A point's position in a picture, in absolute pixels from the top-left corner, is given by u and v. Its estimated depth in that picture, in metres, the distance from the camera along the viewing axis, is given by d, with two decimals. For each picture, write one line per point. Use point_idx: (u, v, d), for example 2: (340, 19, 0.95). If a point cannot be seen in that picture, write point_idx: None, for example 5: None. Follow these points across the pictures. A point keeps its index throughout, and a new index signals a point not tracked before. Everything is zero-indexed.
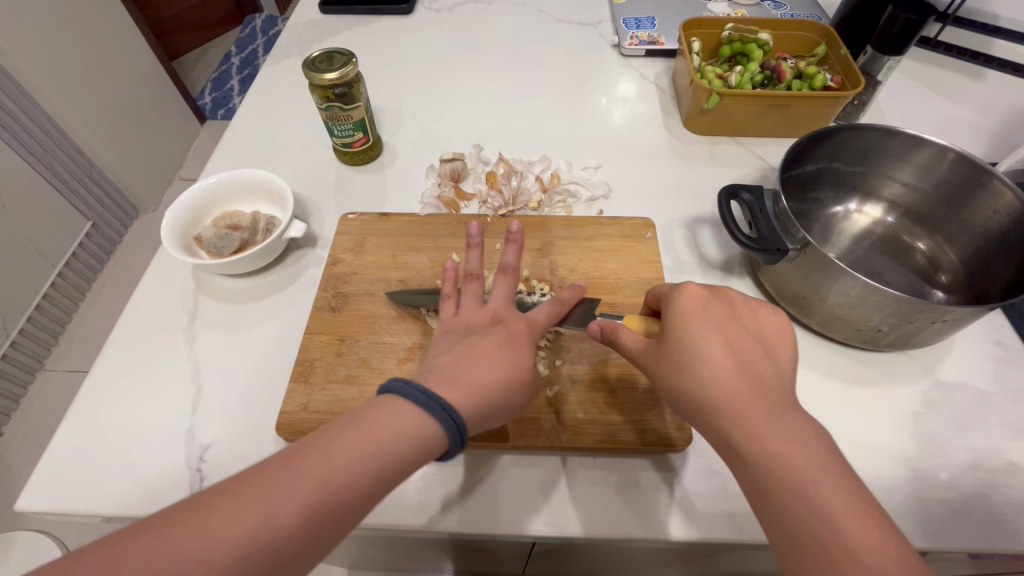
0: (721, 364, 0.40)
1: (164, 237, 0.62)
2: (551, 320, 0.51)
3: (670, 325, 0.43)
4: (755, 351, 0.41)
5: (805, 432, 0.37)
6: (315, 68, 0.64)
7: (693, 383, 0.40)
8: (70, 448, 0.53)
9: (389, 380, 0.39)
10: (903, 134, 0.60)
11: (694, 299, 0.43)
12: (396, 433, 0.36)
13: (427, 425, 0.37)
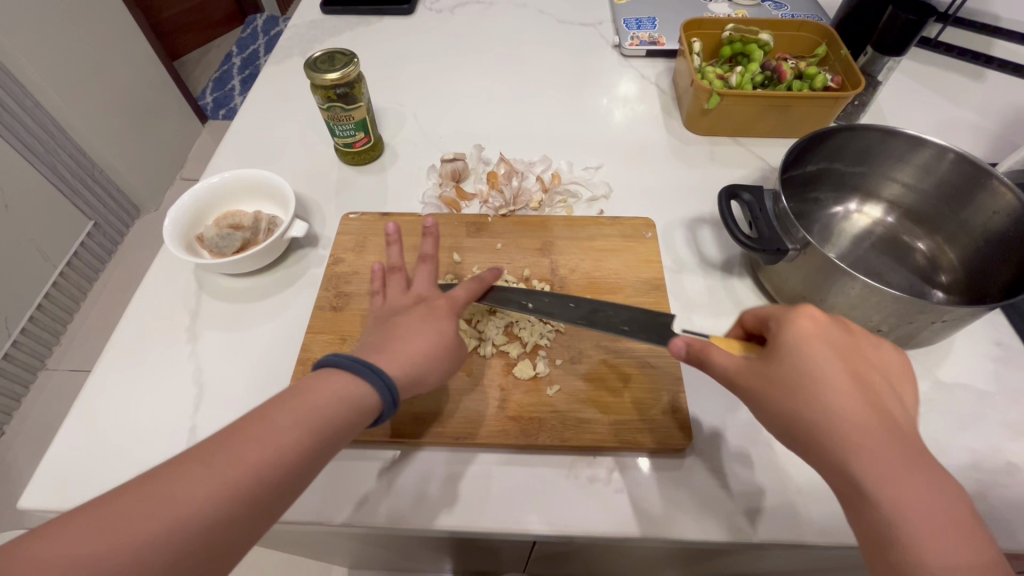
0: (852, 400, 0.35)
1: (167, 237, 0.62)
2: (471, 298, 0.54)
3: (790, 347, 0.37)
4: (885, 388, 0.36)
5: (939, 483, 0.33)
6: (316, 68, 0.64)
7: (812, 417, 0.35)
8: (73, 446, 0.53)
9: (326, 357, 0.42)
10: (904, 134, 0.61)
11: (813, 323, 0.38)
12: (335, 400, 0.39)
13: (360, 385, 0.40)
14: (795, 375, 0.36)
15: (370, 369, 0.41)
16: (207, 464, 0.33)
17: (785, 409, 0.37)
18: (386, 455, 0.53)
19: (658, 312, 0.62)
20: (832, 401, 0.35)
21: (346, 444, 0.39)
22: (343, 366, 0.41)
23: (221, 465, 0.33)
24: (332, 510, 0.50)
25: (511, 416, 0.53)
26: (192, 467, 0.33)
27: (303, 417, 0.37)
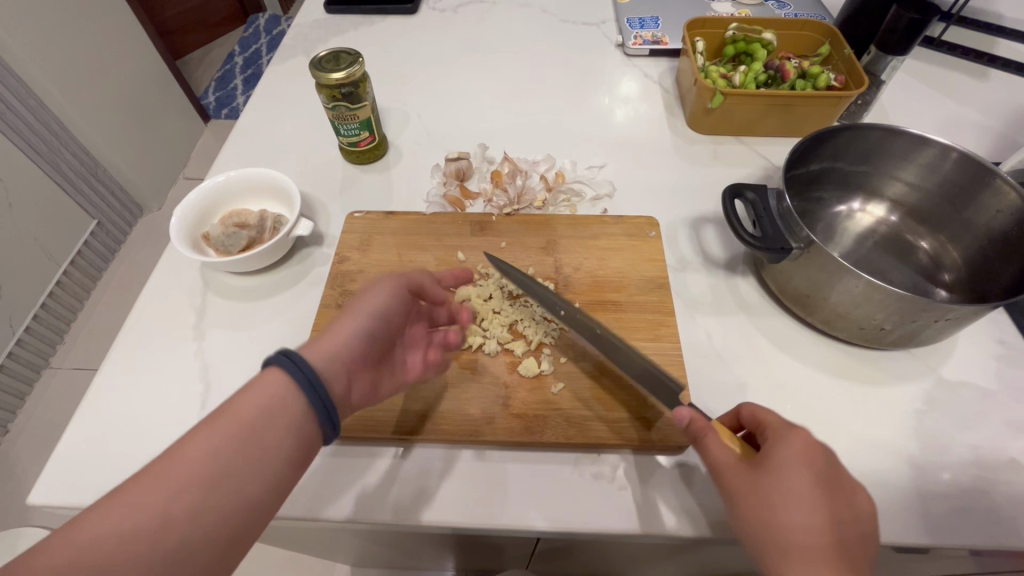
0: (803, 524, 0.36)
1: (174, 235, 0.63)
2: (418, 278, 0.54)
3: (769, 462, 0.39)
4: (848, 524, 0.36)
5: None
6: (321, 68, 0.64)
7: (768, 537, 0.37)
8: (80, 441, 0.54)
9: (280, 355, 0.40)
10: (907, 133, 0.61)
11: (806, 451, 0.38)
12: (269, 399, 0.38)
13: (286, 381, 0.39)
14: (766, 497, 0.37)
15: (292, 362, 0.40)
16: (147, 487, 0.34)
17: (750, 525, 0.38)
18: (390, 452, 0.53)
19: (662, 310, 0.62)
20: (795, 535, 0.36)
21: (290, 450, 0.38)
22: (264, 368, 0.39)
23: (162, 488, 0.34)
24: (336, 506, 0.50)
25: (516, 414, 0.54)
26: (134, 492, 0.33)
27: (235, 427, 0.37)
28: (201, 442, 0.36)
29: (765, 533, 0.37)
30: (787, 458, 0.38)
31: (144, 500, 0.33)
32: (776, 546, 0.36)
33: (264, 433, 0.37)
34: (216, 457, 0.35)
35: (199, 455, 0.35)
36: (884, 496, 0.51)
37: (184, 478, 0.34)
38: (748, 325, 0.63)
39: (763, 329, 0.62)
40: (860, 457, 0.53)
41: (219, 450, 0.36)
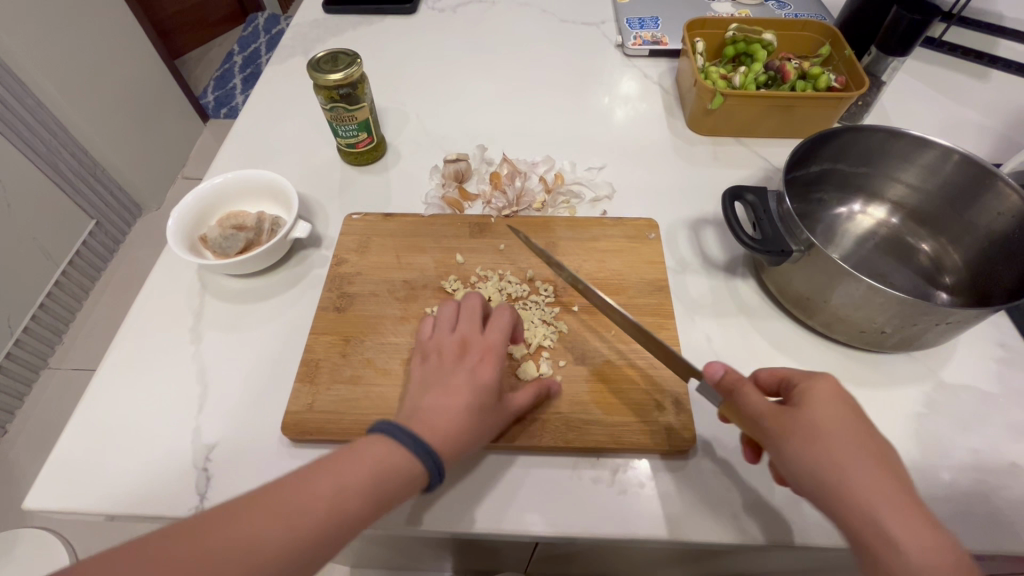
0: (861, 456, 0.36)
1: (172, 238, 0.62)
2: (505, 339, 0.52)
3: (808, 406, 0.39)
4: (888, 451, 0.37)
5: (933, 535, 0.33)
6: (319, 69, 0.64)
7: (832, 472, 0.36)
8: (78, 444, 0.54)
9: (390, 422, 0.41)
10: (909, 135, 0.61)
11: (835, 391, 0.39)
12: (392, 480, 0.39)
13: (414, 464, 0.40)
14: (818, 434, 0.37)
15: (423, 451, 0.41)
16: (261, 521, 0.34)
17: (808, 467, 0.37)
18: None
19: (662, 312, 0.61)
20: (857, 467, 0.35)
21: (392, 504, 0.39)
22: (391, 433, 0.41)
23: (274, 527, 0.34)
24: None
25: (514, 418, 0.53)
26: (249, 515, 0.34)
27: (353, 495, 0.37)
28: (325, 492, 0.36)
29: (825, 471, 0.36)
30: (826, 399, 0.39)
31: (255, 531, 0.33)
32: (840, 480, 0.35)
33: (371, 514, 0.38)
34: (326, 519, 0.36)
35: (317, 509, 0.36)
36: None
37: (297, 529, 0.34)
38: (748, 327, 0.62)
39: (763, 331, 0.62)
40: None
41: (330, 512, 0.36)
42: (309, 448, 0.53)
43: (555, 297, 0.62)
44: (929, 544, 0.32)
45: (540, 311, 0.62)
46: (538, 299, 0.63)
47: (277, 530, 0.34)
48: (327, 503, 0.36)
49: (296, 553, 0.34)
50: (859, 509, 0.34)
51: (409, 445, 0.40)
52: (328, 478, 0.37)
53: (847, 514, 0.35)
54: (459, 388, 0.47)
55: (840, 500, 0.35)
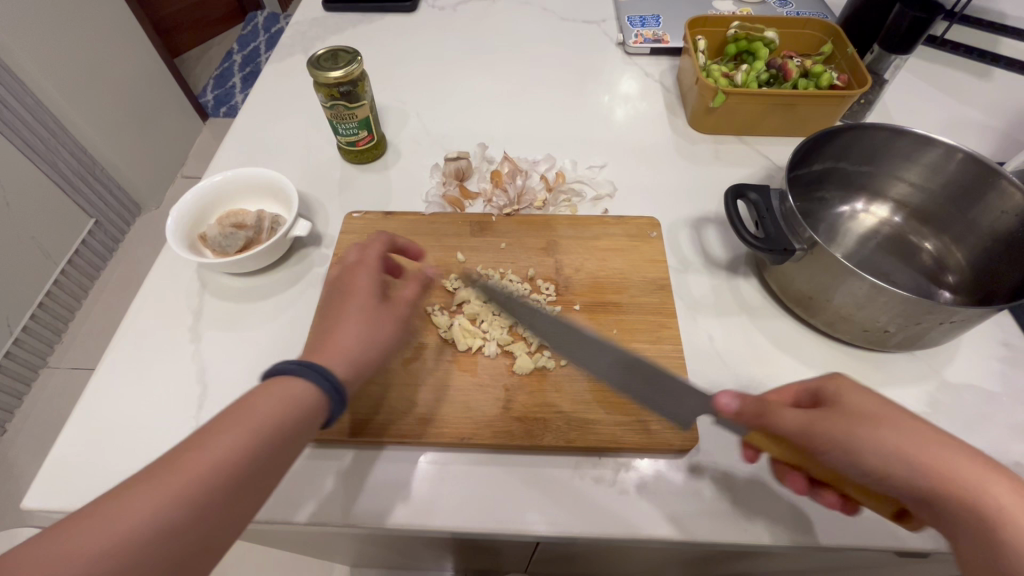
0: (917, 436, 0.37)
1: (171, 236, 0.62)
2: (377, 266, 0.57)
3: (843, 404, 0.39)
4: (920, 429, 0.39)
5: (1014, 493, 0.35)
6: (319, 66, 0.63)
7: (909, 459, 0.36)
8: (77, 444, 0.53)
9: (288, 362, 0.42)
10: (912, 133, 0.60)
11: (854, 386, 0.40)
12: (279, 412, 0.39)
13: (299, 384, 0.41)
14: (865, 422, 0.37)
15: (303, 366, 0.42)
16: (136, 493, 0.32)
17: (878, 462, 0.37)
18: (389, 454, 0.53)
19: (664, 311, 0.61)
20: (914, 441, 0.36)
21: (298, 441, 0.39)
22: (272, 370, 0.41)
23: (150, 492, 0.32)
24: (333, 510, 0.49)
25: (516, 417, 0.53)
26: (124, 492, 0.32)
27: (236, 439, 0.37)
28: (219, 444, 0.36)
29: (898, 455, 0.36)
30: (843, 387, 0.40)
31: (129, 505, 0.32)
32: (905, 456, 0.36)
33: (265, 449, 0.37)
34: (213, 467, 0.35)
35: (195, 463, 0.35)
36: None
37: (174, 487, 0.33)
38: (750, 326, 0.62)
39: (765, 330, 0.62)
40: None
41: (213, 459, 0.35)
42: (309, 447, 0.53)
43: (556, 296, 0.62)
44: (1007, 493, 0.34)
45: (541, 310, 0.61)
46: (539, 298, 0.62)
47: (154, 494, 0.32)
48: (212, 452, 0.35)
49: (181, 509, 0.33)
50: (936, 478, 0.35)
51: (288, 369, 0.41)
52: (208, 434, 0.36)
53: (926, 485, 0.36)
54: (340, 305, 0.53)
55: (923, 478, 0.36)
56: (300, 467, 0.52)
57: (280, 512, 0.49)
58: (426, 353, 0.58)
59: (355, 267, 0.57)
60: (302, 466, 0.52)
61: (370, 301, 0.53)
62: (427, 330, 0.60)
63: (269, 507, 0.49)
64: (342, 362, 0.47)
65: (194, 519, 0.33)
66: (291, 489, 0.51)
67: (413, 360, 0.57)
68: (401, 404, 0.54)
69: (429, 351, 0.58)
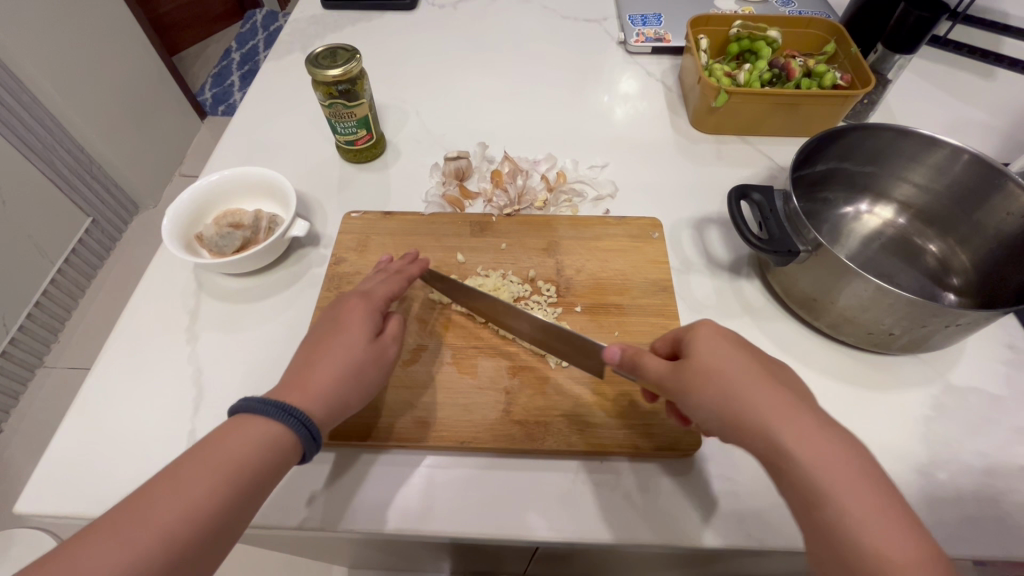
0: (749, 383, 0.38)
1: (167, 236, 0.61)
2: (388, 291, 0.53)
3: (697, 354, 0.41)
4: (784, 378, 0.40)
5: (836, 444, 0.35)
6: (317, 64, 0.62)
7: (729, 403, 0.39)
8: (70, 447, 0.53)
9: (243, 401, 0.41)
10: (917, 133, 0.60)
11: (713, 336, 0.42)
12: (253, 455, 0.38)
13: (271, 427, 0.40)
14: (710, 380, 0.40)
15: (278, 407, 0.41)
16: (98, 549, 0.32)
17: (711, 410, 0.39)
18: (388, 457, 0.52)
19: (666, 313, 0.61)
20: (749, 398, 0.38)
21: (270, 484, 0.39)
22: (240, 410, 0.40)
23: (116, 548, 0.32)
24: (330, 514, 0.49)
25: (516, 420, 0.52)
26: (86, 547, 0.32)
27: (206, 489, 0.36)
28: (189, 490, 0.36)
29: (725, 408, 0.39)
30: (712, 341, 0.42)
31: (90, 563, 0.31)
32: (731, 404, 0.38)
33: (235, 497, 0.37)
34: (180, 520, 0.34)
35: (165, 515, 0.34)
36: None
37: (139, 544, 0.33)
38: (753, 328, 0.62)
39: (767, 332, 0.61)
40: None
41: (181, 513, 0.35)
42: None
43: (557, 298, 0.62)
44: (825, 452, 0.35)
45: (542, 312, 0.61)
46: (540, 299, 0.62)
47: (117, 551, 0.32)
48: (182, 504, 0.35)
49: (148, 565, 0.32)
50: (756, 422, 0.37)
51: (261, 408, 0.40)
52: (174, 483, 0.36)
53: (748, 428, 0.38)
54: (329, 336, 0.47)
55: (739, 428, 0.38)
56: (297, 470, 0.51)
57: (276, 516, 0.49)
58: (426, 354, 0.57)
59: (359, 298, 0.51)
60: (300, 469, 0.51)
61: (363, 339, 0.48)
62: (426, 332, 0.59)
63: (266, 511, 0.49)
64: (318, 405, 0.43)
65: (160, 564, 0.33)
66: (287, 493, 0.50)
67: (412, 362, 0.56)
68: (399, 406, 0.53)
69: (429, 352, 0.57)
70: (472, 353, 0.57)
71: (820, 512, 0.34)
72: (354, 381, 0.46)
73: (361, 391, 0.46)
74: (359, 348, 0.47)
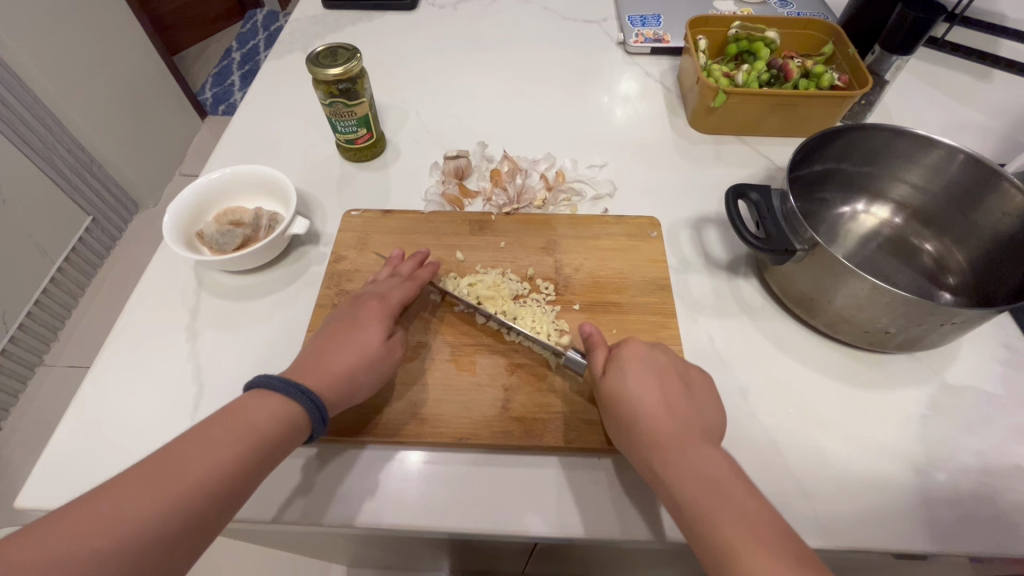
0: (650, 399, 0.45)
1: (168, 233, 0.61)
2: (405, 293, 0.56)
3: (614, 369, 0.48)
4: (687, 399, 0.46)
5: (709, 458, 0.41)
6: (318, 63, 0.63)
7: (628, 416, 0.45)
8: (71, 442, 0.53)
9: (260, 376, 0.44)
10: (913, 134, 0.60)
11: (634, 353, 0.49)
12: (272, 427, 0.42)
13: (288, 406, 0.43)
14: (613, 400, 0.47)
15: (298, 390, 0.44)
16: (130, 497, 0.35)
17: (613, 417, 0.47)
18: (388, 453, 0.52)
19: (664, 312, 0.61)
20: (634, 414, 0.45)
21: (290, 451, 0.43)
22: (259, 384, 0.43)
23: (145, 497, 0.35)
24: (331, 510, 0.49)
25: (515, 417, 0.53)
26: (118, 492, 0.35)
27: (229, 455, 0.39)
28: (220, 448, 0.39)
29: (621, 418, 0.46)
30: (627, 361, 0.48)
31: (122, 508, 0.34)
32: (628, 415, 0.45)
33: (252, 467, 0.40)
34: (206, 479, 0.38)
35: (191, 473, 0.37)
36: (888, 499, 0.50)
37: (178, 491, 0.36)
38: (751, 327, 0.62)
39: (765, 331, 0.62)
40: (864, 461, 0.52)
41: (207, 472, 0.38)
42: (307, 445, 0.53)
43: (555, 296, 0.62)
44: (686, 464, 0.41)
45: (540, 310, 0.61)
46: (539, 297, 0.62)
47: (146, 501, 0.35)
48: (207, 465, 0.38)
49: (172, 517, 0.35)
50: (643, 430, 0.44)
51: (281, 387, 0.43)
52: (202, 445, 0.39)
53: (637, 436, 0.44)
54: (347, 330, 0.51)
55: (631, 436, 0.45)
56: (296, 465, 0.52)
57: (275, 511, 0.49)
58: (426, 351, 0.57)
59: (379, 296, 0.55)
60: (299, 464, 0.51)
61: (378, 335, 0.51)
62: (425, 329, 0.59)
63: (266, 507, 0.49)
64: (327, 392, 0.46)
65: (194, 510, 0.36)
66: (286, 489, 0.50)
67: (412, 360, 0.57)
68: (399, 403, 0.54)
69: (428, 349, 0.58)
70: (472, 351, 0.58)
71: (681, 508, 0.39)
72: (363, 373, 0.49)
73: (369, 383, 0.49)
74: (374, 343, 0.50)
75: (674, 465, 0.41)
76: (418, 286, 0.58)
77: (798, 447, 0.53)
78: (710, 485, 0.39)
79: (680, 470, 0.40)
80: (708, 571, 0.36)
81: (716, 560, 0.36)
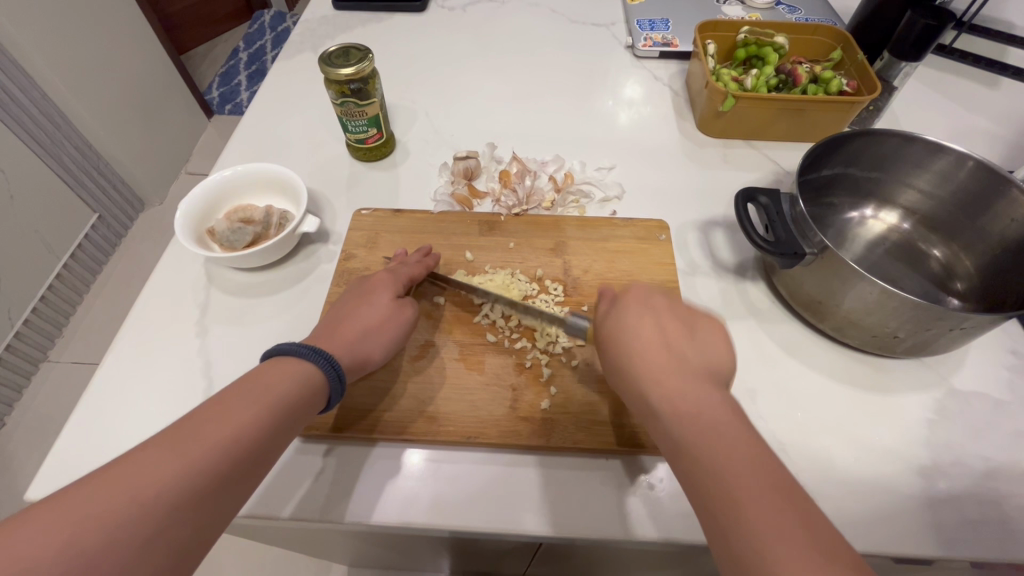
0: (647, 341, 0.44)
1: (179, 231, 0.62)
2: (413, 273, 0.58)
3: (614, 316, 0.48)
4: (687, 340, 0.44)
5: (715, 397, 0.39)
6: (330, 63, 0.63)
7: (621, 359, 0.45)
8: (79, 437, 0.53)
9: (278, 344, 0.46)
10: (922, 141, 0.60)
11: (638, 299, 0.49)
12: (288, 388, 0.42)
13: (303, 365, 0.44)
14: (615, 348, 0.46)
15: (311, 351, 0.45)
16: (149, 461, 0.35)
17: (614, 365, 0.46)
18: (393, 452, 0.52)
19: None
20: (631, 359, 0.44)
21: (310, 416, 0.44)
22: (279, 350, 0.45)
23: (170, 459, 0.35)
24: (339, 506, 0.49)
25: (522, 417, 0.53)
26: (142, 457, 0.35)
27: (247, 417, 0.39)
28: (240, 409, 0.40)
29: (623, 367, 0.45)
30: (625, 309, 0.48)
31: (148, 470, 0.34)
32: (628, 355, 0.45)
33: (267, 429, 0.40)
34: (229, 436, 0.38)
35: (214, 434, 0.37)
36: (895, 504, 0.50)
37: (205, 448, 0.36)
38: (757, 329, 0.62)
39: (771, 333, 0.62)
40: (870, 465, 0.52)
41: (230, 431, 0.38)
42: (316, 442, 0.53)
43: (565, 298, 0.62)
44: (687, 401, 0.39)
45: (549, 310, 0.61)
46: (547, 298, 0.62)
47: (170, 461, 0.35)
48: (224, 428, 0.38)
49: (197, 477, 0.35)
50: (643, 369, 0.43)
51: (296, 350, 0.45)
52: (218, 411, 0.39)
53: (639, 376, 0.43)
54: (355, 301, 0.53)
55: (632, 386, 0.44)
56: (307, 461, 0.52)
57: (282, 508, 0.49)
58: (433, 350, 0.58)
59: (383, 272, 0.57)
60: (312, 460, 0.52)
61: (384, 304, 0.53)
62: (434, 327, 0.60)
63: (275, 504, 0.49)
64: (344, 352, 0.48)
65: (221, 467, 0.37)
66: (295, 484, 0.50)
67: (420, 357, 0.57)
68: (404, 400, 0.54)
69: (436, 347, 0.58)
70: (479, 350, 0.58)
71: (692, 459, 0.36)
72: (376, 335, 0.51)
73: (381, 351, 0.51)
74: (383, 310, 0.52)
75: (674, 401, 0.39)
76: (428, 270, 0.60)
77: (802, 450, 0.53)
78: (711, 427, 0.37)
79: (682, 410, 0.39)
80: (704, 516, 0.34)
81: (717, 518, 0.33)
